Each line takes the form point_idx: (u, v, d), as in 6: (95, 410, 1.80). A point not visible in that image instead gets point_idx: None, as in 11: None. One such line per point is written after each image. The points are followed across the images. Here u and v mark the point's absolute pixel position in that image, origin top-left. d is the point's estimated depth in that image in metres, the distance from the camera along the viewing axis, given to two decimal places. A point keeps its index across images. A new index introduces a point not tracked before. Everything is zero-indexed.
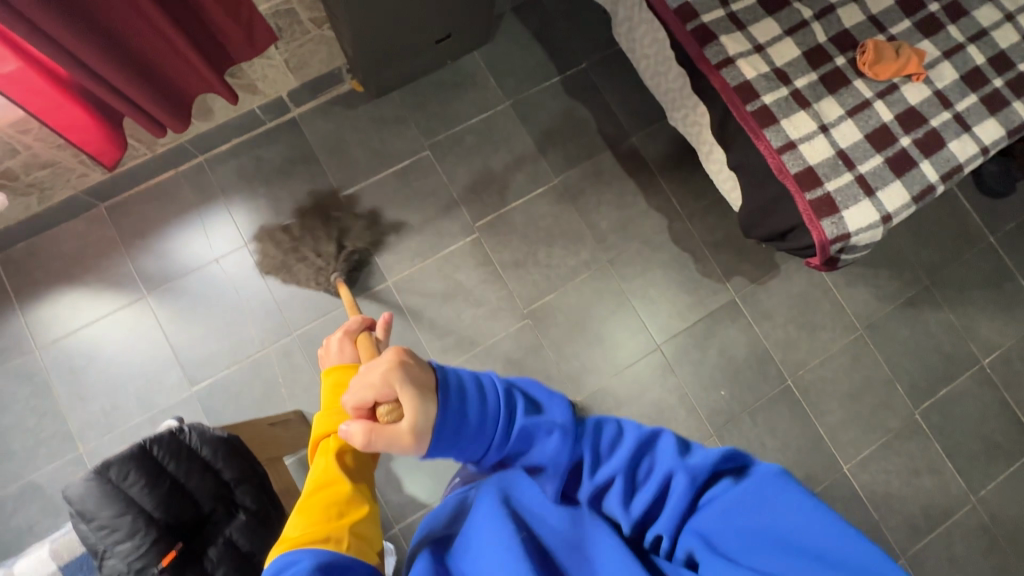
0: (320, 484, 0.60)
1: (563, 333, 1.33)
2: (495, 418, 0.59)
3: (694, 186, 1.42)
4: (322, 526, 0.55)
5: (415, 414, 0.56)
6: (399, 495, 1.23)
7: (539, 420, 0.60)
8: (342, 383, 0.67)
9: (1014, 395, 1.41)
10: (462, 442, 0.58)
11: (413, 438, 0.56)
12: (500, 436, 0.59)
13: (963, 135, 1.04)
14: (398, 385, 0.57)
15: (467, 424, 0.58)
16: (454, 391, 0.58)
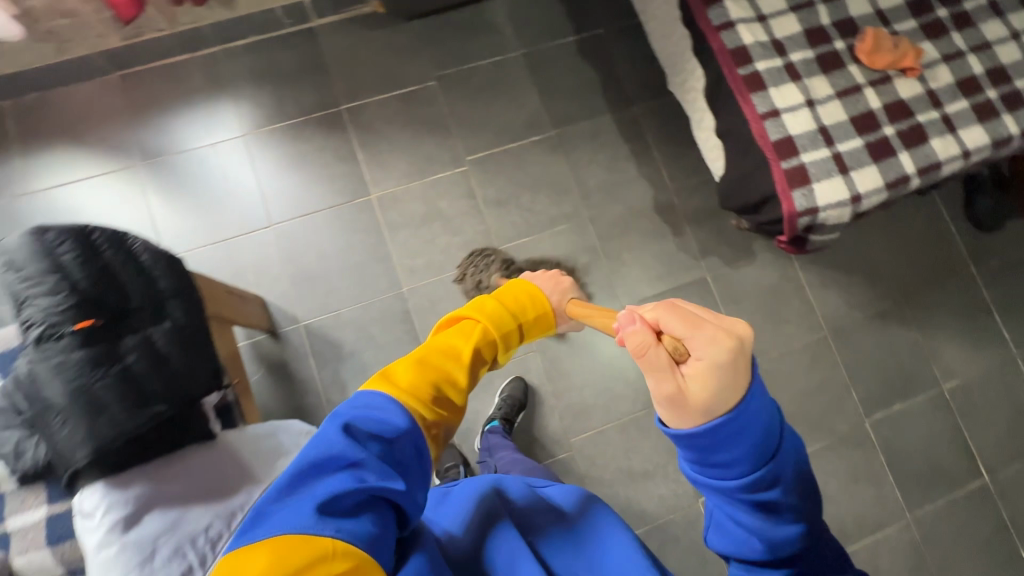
0: (443, 351, 0.61)
1: (531, 277, 1.34)
2: (762, 460, 0.51)
3: (685, 163, 1.45)
4: (422, 393, 0.57)
5: (701, 393, 0.49)
6: (339, 397, 1.23)
7: (781, 501, 0.52)
8: (521, 300, 0.66)
9: (969, 424, 1.41)
10: (710, 457, 0.51)
11: (672, 398, 0.49)
12: (746, 484, 0.51)
13: (947, 136, 1.06)
14: (715, 375, 0.49)
15: (736, 448, 0.50)
16: (755, 415, 0.50)
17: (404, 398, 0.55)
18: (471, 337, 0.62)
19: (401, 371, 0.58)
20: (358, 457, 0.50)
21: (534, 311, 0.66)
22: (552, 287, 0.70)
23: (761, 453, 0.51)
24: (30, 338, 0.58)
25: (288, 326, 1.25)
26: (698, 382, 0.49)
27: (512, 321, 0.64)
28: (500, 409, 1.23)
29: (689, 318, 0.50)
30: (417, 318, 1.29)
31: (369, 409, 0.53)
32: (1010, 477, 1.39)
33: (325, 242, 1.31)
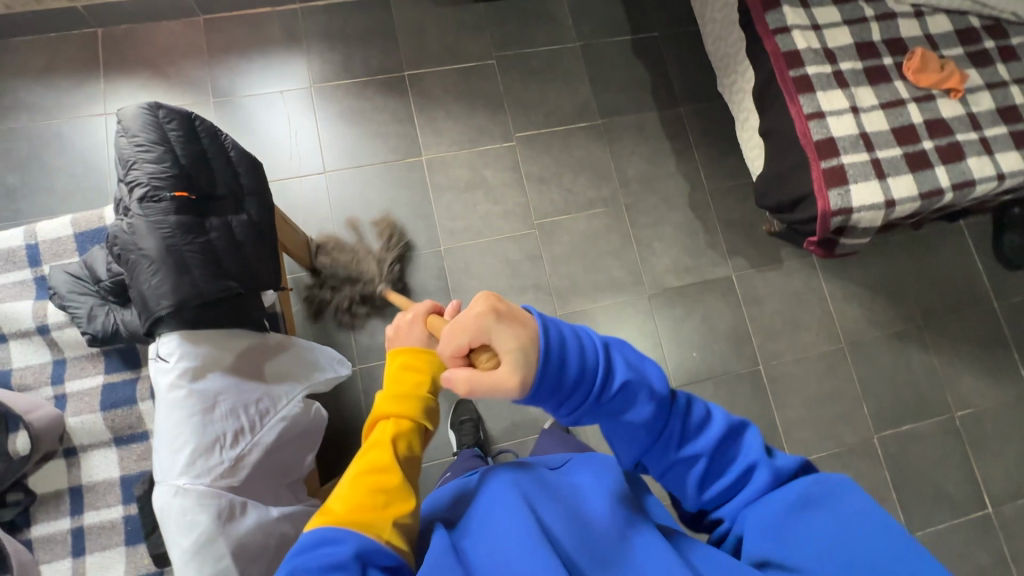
0: (371, 468, 0.57)
1: (563, 253, 1.39)
2: (593, 370, 0.59)
3: (723, 166, 1.50)
4: (367, 513, 0.54)
5: (515, 362, 0.56)
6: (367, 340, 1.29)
7: (643, 386, 0.61)
8: (407, 369, 0.63)
9: (977, 454, 1.42)
10: (559, 396, 0.59)
11: (516, 384, 0.56)
12: (593, 396, 0.59)
13: (984, 157, 1.10)
14: (509, 341, 0.57)
15: (566, 374, 0.58)
16: (556, 341, 0.58)
17: (347, 524, 0.53)
18: (388, 436, 0.59)
19: (336, 504, 0.54)
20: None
21: (425, 373, 0.64)
22: (409, 332, 0.67)
23: (585, 363, 0.59)
24: (134, 197, 0.64)
25: (329, 268, 1.32)
26: (512, 355, 0.57)
27: (420, 398, 0.63)
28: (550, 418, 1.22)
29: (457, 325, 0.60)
30: (451, 276, 1.34)
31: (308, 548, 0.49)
32: (1014, 512, 1.39)
33: (373, 195, 1.38)
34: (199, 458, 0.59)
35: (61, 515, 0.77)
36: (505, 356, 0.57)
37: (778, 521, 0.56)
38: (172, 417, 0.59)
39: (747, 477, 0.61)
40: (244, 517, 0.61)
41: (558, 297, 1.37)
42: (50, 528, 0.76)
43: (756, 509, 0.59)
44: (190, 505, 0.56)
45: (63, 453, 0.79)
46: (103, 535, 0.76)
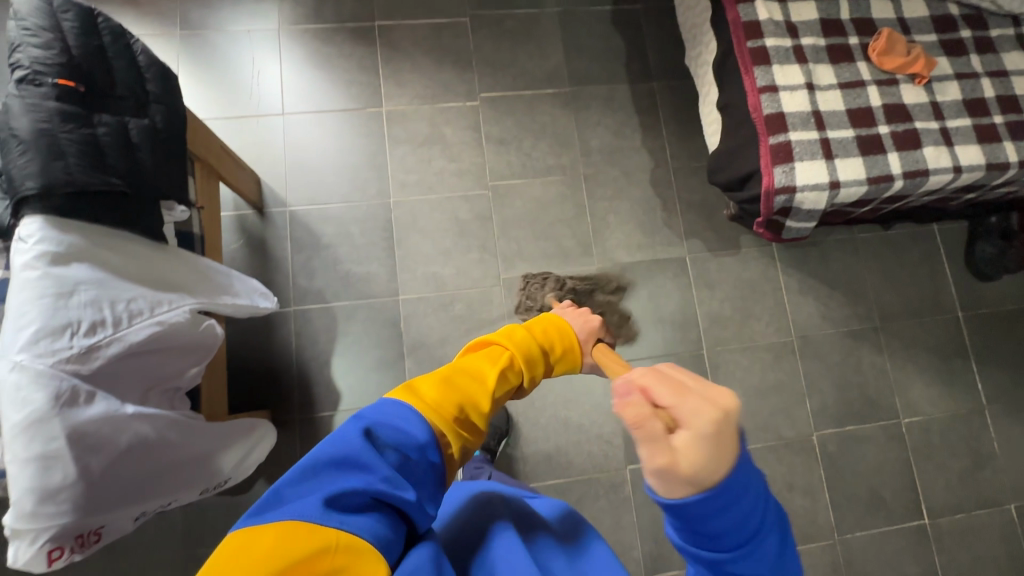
0: (468, 380, 0.62)
1: (513, 217, 1.38)
2: (745, 537, 0.47)
3: (690, 147, 1.47)
4: (445, 413, 0.58)
5: (692, 469, 0.43)
6: (306, 283, 1.28)
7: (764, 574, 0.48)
8: (550, 335, 0.70)
9: (919, 463, 1.38)
10: (691, 525, 0.46)
11: (664, 472, 0.44)
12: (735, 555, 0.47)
13: (942, 147, 1.05)
14: (712, 458, 0.43)
15: (724, 527, 0.46)
16: (739, 484, 0.45)
17: (430, 414, 0.58)
18: (500, 363, 0.64)
19: (428, 388, 0.60)
20: (372, 463, 0.52)
21: (560, 344, 0.70)
22: (578, 323, 0.76)
23: (750, 523, 0.46)
24: (17, 78, 0.64)
25: (275, 208, 1.31)
26: (697, 462, 0.43)
27: (539, 356, 0.68)
28: (481, 437, 1.23)
29: (675, 387, 0.46)
30: (398, 229, 1.33)
31: (392, 420, 0.56)
32: (950, 526, 1.35)
33: (330, 141, 1.37)
34: (46, 340, 0.59)
35: None
36: (689, 452, 0.43)
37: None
38: (25, 297, 0.59)
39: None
40: (89, 405, 0.61)
41: (504, 260, 1.35)
42: None
43: None
44: (25, 382, 0.56)
45: None
46: None
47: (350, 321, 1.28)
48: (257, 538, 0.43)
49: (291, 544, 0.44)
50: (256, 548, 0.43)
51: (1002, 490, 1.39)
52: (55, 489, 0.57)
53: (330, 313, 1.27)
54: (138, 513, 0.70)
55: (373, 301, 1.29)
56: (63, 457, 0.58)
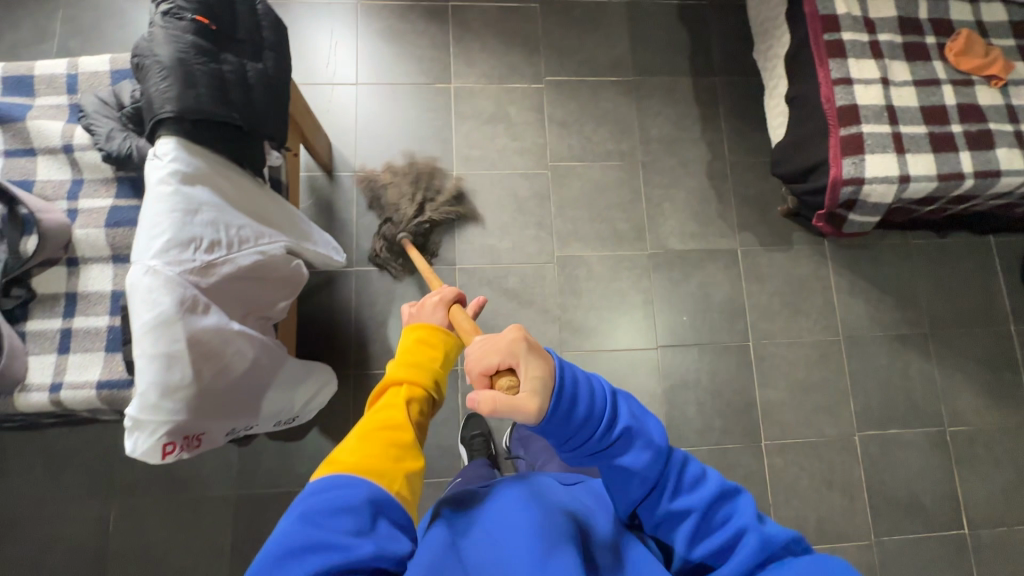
0: (384, 423, 0.62)
1: (570, 197, 1.41)
2: (598, 416, 0.62)
3: (748, 142, 1.48)
4: (382, 465, 0.59)
5: (536, 389, 0.58)
6: (368, 245, 1.33)
7: (639, 435, 0.63)
8: (422, 344, 0.73)
9: (962, 473, 1.36)
10: (563, 433, 0.61)
11: (532, 413, 0.58)
12: (598, 435, 0.61)
13: (1015, 150, 1.05)
14: (527, 368, 0.59)
15: (575, 417, 0.60)
16: (569, 385, 0.61)
17: (361, 474, 0.58)
18: (401, 398, 0.65)
19: (349, 453, 0.59)
20: (326, 541, 0.52)
21: (436, 348, 0.73)
22: (428, 313, 0.79)
23: (589, 402, 0.61)
24: (160, 11, 0.70)
25: (344, 172, 1.36)
26: (534, 378, 0.59)
27: (428, 368, 0.70)
28: None
29: (483, 346, 0.61)
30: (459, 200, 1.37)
31: (323, 492, 0.55)
32: (991, 538, 1.34)
33: (399, 112, 1.42)
34: (174, 250, 0.64)
35: (55, 315, 0.84)
36: (528, 374, 0.59)
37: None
38: (156, 209, 0.64)
39: (734, 545, 0.61)
40: (205, 315, 0.65)
41: (559, 238, 1.38)
42: (42, 325, 0.84)
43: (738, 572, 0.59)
44: (157, 284, 0.61)
45: (66, 262, 0.85)
46: (88, 339, 0.83)
47: (407, 284, 1.32)
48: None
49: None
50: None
51: None
52: (174, 386, 0.61)
53: (388, 276, 1.31)
54: (229, 429, 0.74)
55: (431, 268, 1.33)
56: (182, 357, 0.62)
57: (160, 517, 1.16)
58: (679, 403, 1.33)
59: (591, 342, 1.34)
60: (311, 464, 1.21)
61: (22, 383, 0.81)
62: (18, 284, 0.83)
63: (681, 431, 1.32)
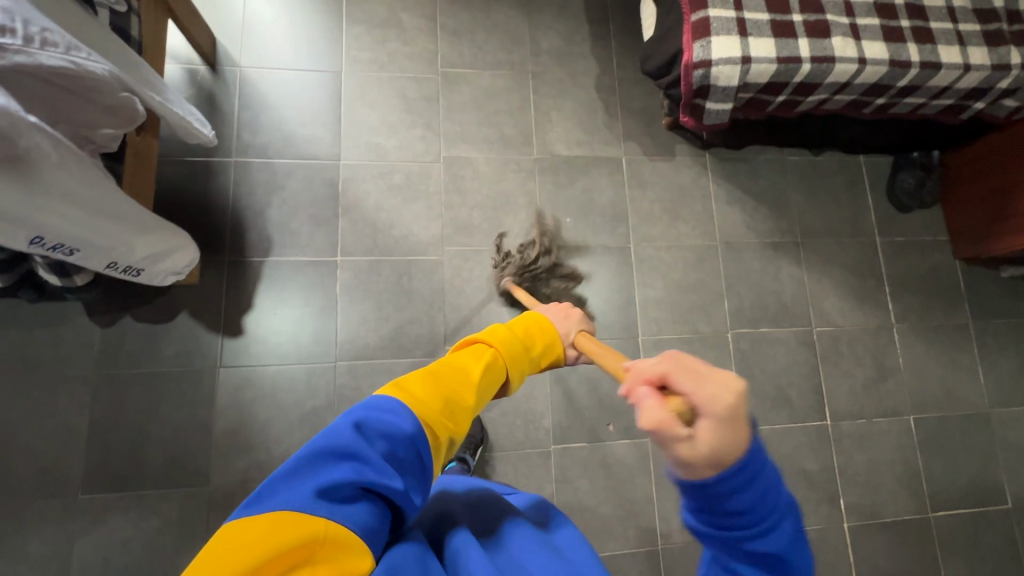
0: (456, 373, 0.61)
1: (459, 102, 1.43)
2: (755, 521, 0.47)
3: (636, 58, 1.53)
4: (435, 412, 0.57)
5: (707, 449, 0.44)
6: (249, 138, 1.32)
7: (789, 566, 0.48)
8: (531, 330, 0.74)
9: (826, 369, 1.45)
10: (711, 509, 0.47)
11: (689, 463, 0.45)
12: (746, 536, 0.47)
13: (849, 39, 1.13)
14: (722, 436, 0.44)
15: (734, 506, 0.46)
16: (753, 472, 0.46)
17: (413, 404, 0.55)
18: (484, 359, 0.65)
19: (416, 382, 0.58)
20: (361, 454, 0.51)
21: (539, 342, 0.73)
22: (562, 319, 0.83)
23: (756, 501, 0.47)
24: None
25: (228, 67, 1.35)
26: (718, 435, 0.44)
27: (523, 352, 0.70)
28: (456, 449, 1.21)
29: (685, 370, 0.47)
30: (346, 101, 1.38)
31: (382, 411, 0.54)
32: (850, 429, 1.42)
33: (289, 11, 1.41)
34: None
35: None
36: (712, 424, 0.45)
37: None
38: None
39: None
40: None
41: (446, 140, 1.40)
42: None
43: None
44: None
45: None
46: None
47: (289, 178, 1.32)
48: (247, 526, 0.44)
49: (276, 536, 0.44)
50: (248, 535, 0.44)
51: (903, 402, 1.46)
52: None
53: (269, 168, 1.31)
54: (31, 233, 0.74)
55: (314, 162, 1.33)
56: None
57: (13, 398, 1.12)
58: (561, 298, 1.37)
59: (475, 239, 1.36)
60: (179, 347, 1.19)
61: None
62: None
63: None
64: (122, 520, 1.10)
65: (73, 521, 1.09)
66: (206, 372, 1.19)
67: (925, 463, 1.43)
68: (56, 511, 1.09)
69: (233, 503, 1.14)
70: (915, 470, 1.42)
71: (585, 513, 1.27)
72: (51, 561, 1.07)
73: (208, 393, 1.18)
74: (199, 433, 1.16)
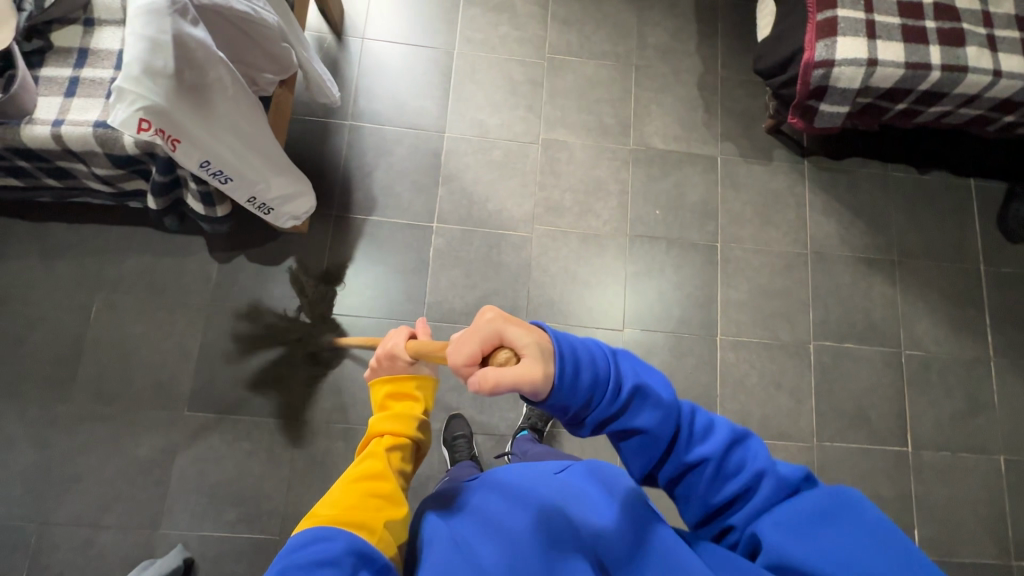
0: (362, 480, 0.63)
1: (562, 87, 1.47)
2: (605, 378, 0.58)
3: (742, 59, 1.53)
4: (360, 514, 0.59)
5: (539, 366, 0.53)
6: (365, 104, 1.41)
7: (647, 394, 0.59)
8: (394, 396, 0.71)
9: (912, 395, 1.39)
10: (571, 403, 0.57)
11: (540, 376, 0.53)
12: (606, 395, 0.58)
13: (984, 50, 1.09)
14: (524, 340, 0.54)
15: (579, 381, 0.56)
16: (568, 345, 0.57)
17: (336, 524, 0.57)
18: (378, 459, 0.66)
19: (331, 508, 0.60)
20: None
21: (410, 400, 0.71)
22: (388, 364, 0.71)
23: (583, 356, 0.57)
24: None
25: (352, 37, 1.45)
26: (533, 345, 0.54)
27: (415, 422, 0.70)
28: (528, 419, 1.25)
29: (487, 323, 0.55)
30: (456, 77, 1.45)
31: (310, 543, 0.54)
32: (932, 460, 1.36)
33: None
34: None
35: (66, 66, 0.93)
36: (523, 338, 0.54)
37: (802, 532, 0.54)
38: None
39: (754, 487, 0.58)
40: (194, 27, 0.73)
41: (546, 123, 1.44)
42: (53, 72, 0.92)
43: (768, 526, 0.55)
44: None
45: (83, 22, 0.94)
46: (92, 87, 0.92)
47: (396, 144, 1.39)
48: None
49: None
50: None
51: (994, 440, 1.38)
52: (156, 71, 0.69)
53: (380, 133, 1.39)
54: (202, 158, 0.83)
55: (421, 132, 1.41)
56: (167, 48, 0.69)
57: (138, 316, 1.24)
58: (642, 288, 1.38)
59: (563, 220, 1.39)
60: (283, 289, 1.28)
61: (29, 116, 0.89)
62: (37, 35, 0.92)
63: (641, 315, 1.37)
64: (218, 440, 1.20)
65: (177, 433, 1.19)
66: (304, 315, 1.27)
67: (1013, 508, 1.34)
68: (163, 422, 1.20)
69: (316, 439, 1.21)
70: (1002, 513, 1.34)
71: None
72: (154, 465, 1.18)
73: (305, 335, 1.26)
74: (292, 371, 1.24)
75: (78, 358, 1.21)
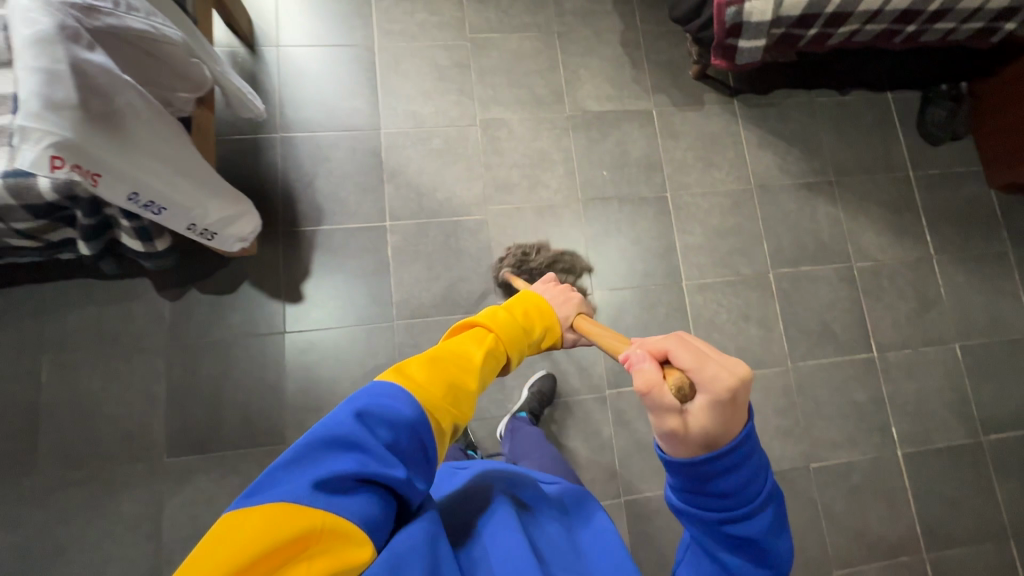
0: (456, 359, 0.59)
1: (490, 65, 1.46)
2: (738, 504, 0.52)
3: (659, 11, 1.55)
4: (438, 399, 0.56)
5: (694, 427, 0.48)
6: (293, 113, 1.36)
7: (760, 551, 0.53)
8: (529, 314, 0.69)
9: (869, 303, 1.46)
10: (690, 485, 0.52)
11: (672, 432, 0.49)
12: (726, 515, 0.52)
13: None
14: (705, 418, 0.48)
15: (713, 488, 0.51)
16: (739, 458, 0.50)
17: (411, 390, 0.54)
18: (481, 350, 0.62)
19: (417, 369, 0.57)
20: (365, 443, 0.50)
21: (537, 325, 0.69)
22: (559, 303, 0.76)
23: (739, 480, 0.51)
24: None
25: (266, 47, 1.40)
26: (701, 418, 0.48)
27: (523, 335, 0.67)
28: (527, 401, 1.25)
29: (697, 353, 0.49)
30: (381, 71, 1.42)
31: (380, 397, 0.52)
32: (897, 360, 1.44)
33: None
34: None
35: None
36: (699, 406, 0.48)
37: None
38: None
39: None
40: (91, 52, 0.69)
41: (480, 103, 1.44)
42: None
43: None
44: (34, 6, 0.64)
45: None
46: None
47: (333, 149, 1.36)
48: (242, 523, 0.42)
49: (278, 528, 0.43)
50: (241, 531, 0.42)
51: (947, 330, 1.47)
52: (58, 103, 0.65)
53: (314, 141, 1.36)
54: (129, 189, 0.79)
55: (356, 132, 1.38)
56: (65, 77, 0.65)
57: (94, 371, 1.18)
58: (603, 250, 1.40)
59: (515, 196, 1.39)
60: (244, 315, 1.24)
61: None
62: None
63: (607, 275, 1.39)
64: (205, 480, 1.16)
65: (161, 482, 1.15)
66: (271, 337, 1.24)
67: (974, 389, 1.44)
68: (143, 473, 1.15)
69: None
70: (965, 396, 1.44)
71: (644, 453, 1.31)
72: (143, 519, 1.13)
73: (275, 358, 1.23)
74: (270, 396, 1.21)
75: (36, 427, 1.14)
